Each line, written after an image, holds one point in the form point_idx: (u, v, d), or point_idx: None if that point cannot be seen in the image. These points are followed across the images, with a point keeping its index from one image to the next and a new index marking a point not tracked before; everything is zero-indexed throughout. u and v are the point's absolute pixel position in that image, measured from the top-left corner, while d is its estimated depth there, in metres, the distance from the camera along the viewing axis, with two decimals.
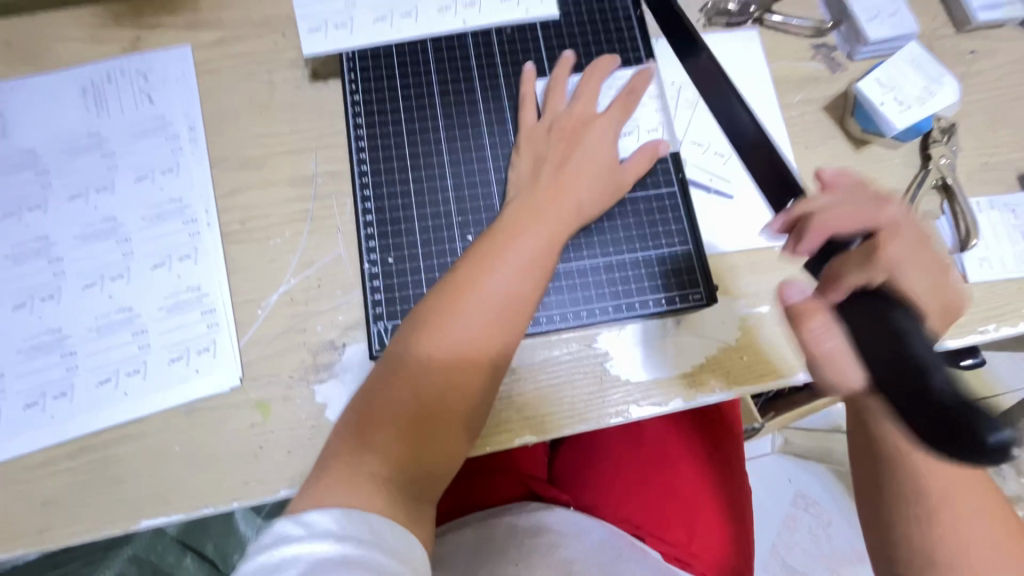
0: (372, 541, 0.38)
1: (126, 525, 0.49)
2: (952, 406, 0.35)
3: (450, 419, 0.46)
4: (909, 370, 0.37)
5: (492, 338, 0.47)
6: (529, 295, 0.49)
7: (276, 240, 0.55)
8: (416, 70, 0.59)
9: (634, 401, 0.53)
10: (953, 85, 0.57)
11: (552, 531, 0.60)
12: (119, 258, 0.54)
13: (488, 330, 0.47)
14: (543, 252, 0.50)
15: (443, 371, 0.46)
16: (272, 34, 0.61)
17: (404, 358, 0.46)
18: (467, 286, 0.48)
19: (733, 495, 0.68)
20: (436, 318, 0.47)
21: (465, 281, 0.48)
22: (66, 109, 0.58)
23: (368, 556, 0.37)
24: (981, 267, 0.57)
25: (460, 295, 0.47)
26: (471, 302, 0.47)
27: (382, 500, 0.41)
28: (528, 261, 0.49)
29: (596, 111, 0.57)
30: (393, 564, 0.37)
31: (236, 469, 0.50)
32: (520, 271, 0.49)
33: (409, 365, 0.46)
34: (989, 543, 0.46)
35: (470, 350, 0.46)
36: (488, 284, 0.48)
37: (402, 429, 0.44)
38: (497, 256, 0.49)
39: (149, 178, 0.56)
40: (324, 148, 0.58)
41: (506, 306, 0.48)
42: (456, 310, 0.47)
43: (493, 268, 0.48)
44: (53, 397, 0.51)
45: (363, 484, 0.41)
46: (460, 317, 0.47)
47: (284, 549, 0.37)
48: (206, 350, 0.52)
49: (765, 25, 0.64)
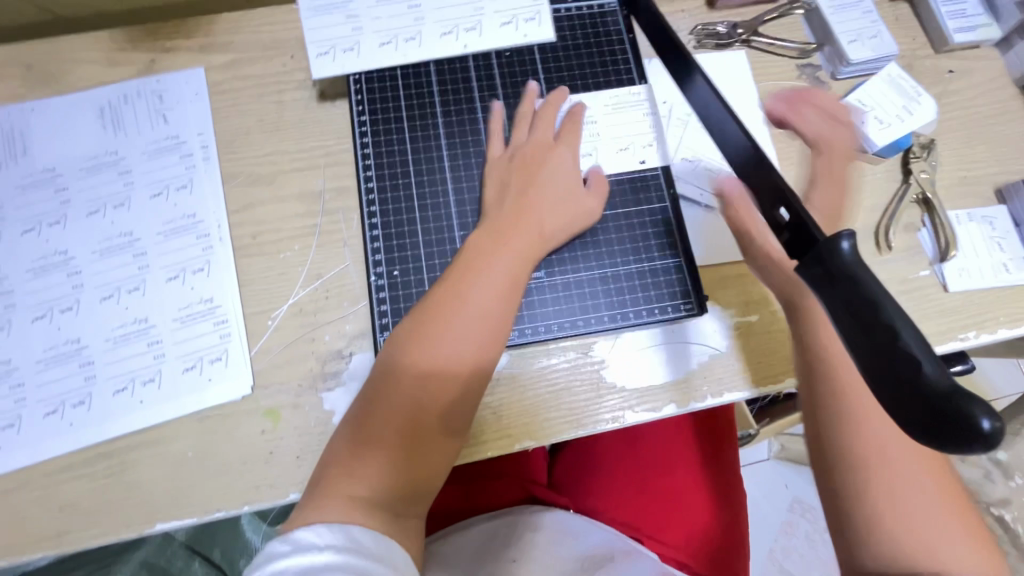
0: (357, 550, 0.40)
1: (142, 528, 0.51)
2: (947, 392, 0.27)
3: (428, 435, 0.48)
4: (883, 344, 0.29)
5: (466, 357, 0.49)
6: (500, 314, 0.51)
7: (286, 253, 0.58)
8: (420, 91, 0.61)
9: (629, 407, 0.55)
10: (930, 103, 0.62)
11: (548, 530, 0.63)
12: (134, 271, 0.57)
13: (461, 351, 0.49)
14: (513, 274, 0.52)
15: (414, 391, 0.48)
16: (281, 56, 0.63)
17: (378, 381, 0.49)
18: (439, 311, 0.50)
19: (730, 501, 0.70)
20: (411, 342, 0.49)
21: (438, 306, 0.50)
22: (85, 129, 0.60)
23: (352, 562, 0.39)
24: (961, 277, 0.60)
25: (433, 319, 0.50)
26: (445, 325, 0.50)
27: (359, 514, 0.44)
28: (499, 282, 0.51)
29: (552, 137, 0.59)
30: (375, 566, 0.40)
31: (248, 474, 0.52)
32: (492, 293, 0.51)
33: (382, 386, 0.49)
34: (933, 515, 0.47)
35: (440, 368, 0.49)
36: (459, 308, 0.50)
37: (383, 449, 0.47)
38: (468, 281, 0.51)
39: (163, 195, 0.59)
40: (332, 166, 0.60)
41: (473, 327, 0.50)
42: (430, 334, 0.49)
43: (466, 292, 0.51)
44: (71, 406, 0.53)
45: (348, 502, 0.44)
46: (434, 339, 0.49)
47: (275, 564, 0.39)
48: (218, 359, 0.55)
49: (752, 46, 0.67)
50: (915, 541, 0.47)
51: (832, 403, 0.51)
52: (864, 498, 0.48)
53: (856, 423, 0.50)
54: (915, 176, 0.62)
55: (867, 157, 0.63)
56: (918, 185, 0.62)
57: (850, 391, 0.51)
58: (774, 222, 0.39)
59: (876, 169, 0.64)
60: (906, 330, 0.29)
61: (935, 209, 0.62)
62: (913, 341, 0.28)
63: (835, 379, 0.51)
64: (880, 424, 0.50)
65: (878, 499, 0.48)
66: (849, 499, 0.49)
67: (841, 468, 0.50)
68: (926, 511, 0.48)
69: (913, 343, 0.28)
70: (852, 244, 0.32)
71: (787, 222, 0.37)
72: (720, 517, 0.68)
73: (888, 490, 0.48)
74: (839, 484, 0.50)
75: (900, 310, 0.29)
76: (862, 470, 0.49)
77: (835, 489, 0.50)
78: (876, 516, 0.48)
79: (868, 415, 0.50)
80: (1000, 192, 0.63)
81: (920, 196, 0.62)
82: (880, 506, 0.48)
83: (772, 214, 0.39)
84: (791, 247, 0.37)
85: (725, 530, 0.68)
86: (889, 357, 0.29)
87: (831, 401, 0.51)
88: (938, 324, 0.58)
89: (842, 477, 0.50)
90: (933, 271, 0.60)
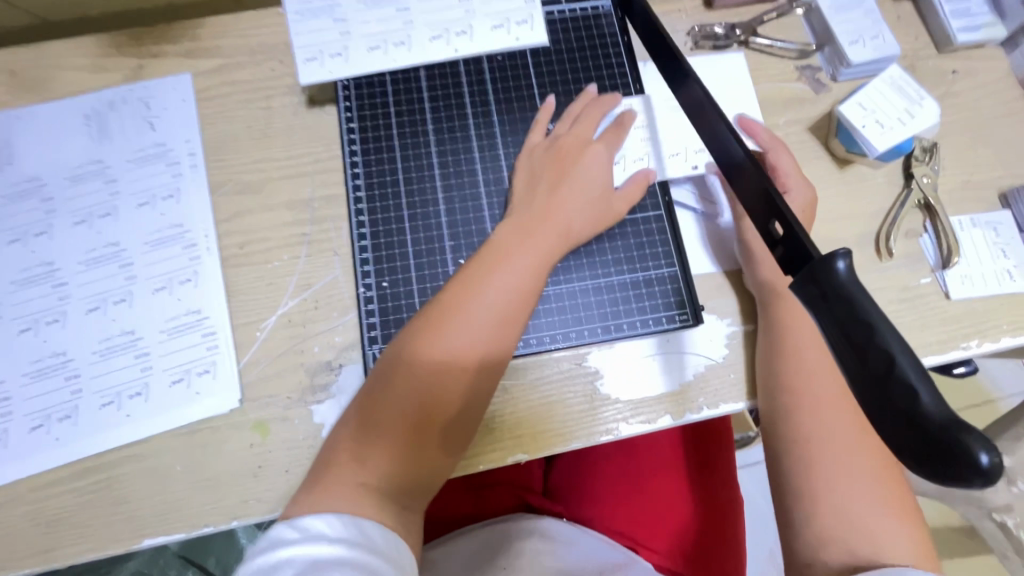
0: (367, 545, 0.39)
1: (129, 544, 0.50)
2: (942, 424, 0.26)
3: (443, 430, 0.46)
4: (876, 372, 0.28)
5: (488, 348, 0.48)
6: (523, 306, 0.50)
7: (275, 263, 0.57)
8: (410, 98, 0.61)
9: (623, 418, 0.54)
10: (933, 108, 0.58)
11: (541, 539, 0.61)
12: (121, 282, 0.56)
13: (485, 340, 0.48)
14: (537, 266, 0.51)
15: (435, 379, 0.46)
16: (269, 61, 0.62)
17: (397, 365, 0.46)
18: (465, 293, 0.49)
19: (730, 513, 0.67)
20: (435, 324, 0.48)
21: (465, 289, 0.49)
22: (70, 137, 0.59)
23: (361, 558, 0.37)
24: (963, 285, 0.58)
25: (459, 302, 0.48)
26: (471, 309, 0.48)
27: (370, 508, 0.42)
28: (524, 272, 0.50)
29: (592, 136, 0.58)
30: (385, 564, 0.38)
31: (236, 488, 0.51)
32: (518, 282, 0.50)
33: (403, 371, 0.46)
34: (875, 529, 0.46)
35: (463, 358, 0.47)
36: (486, 293, 0.49)
37: (399, 438, 0.45)
38: (493, 267, 0.50)
39: (150, 204, 0.58)
40: (321, 173, 0.59)
41: (501, 318, 0.49)
42: (456, 317, 0.48)
43: (492, 276, 0.50)
44: (58, 419, 0.52)
45: (355, 492, 0.42)
46: (459, 324, 0.48)
47: (280, 551, 0.37)
48: (206, 372, 0.54)
49: (750, 47, 0.66)
50: (847, 536, 0.46)
51: (775, 398, 0.52)
52: (801, 490, 0.49)
53: (798, 418, 0.50)
54: (917, 181, 0.61)
55: (868, 161, 0.61)
56: (920, 190, 0.61)
57: (814, 399, 0.51)
58: (768, 235, 0.38)
59: (877, 173, 0.62)
60: (902, 360, 0.28)
61: (936, 215, 0.60)
62: (909, 370, 0.27)
63: (782, 374, 0.52)
64: (822, 419, 0.50)
65: (814, 492, 0.48)
66: (788, 492, 0.50)
67: (781, 462, 0.51)
68: (864, 508, 0.47)
69: (909, 373, 0.27)
70: (847, 264, 0.30)
71: (781, 236, 0.36)
72: (717, 526, 0.66)
73: (824, 485, 0.48)
74: (778, 477, 0.51)
75: (897, 337, 0.28)
76: (800, 463, 0.49)
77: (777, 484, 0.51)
78: (809, 510, 0.48)
79: (810, 410, 0.50)
80: (1004, 196, 0.62)
81: (922, 201, 0.61)
82: (815, 500, 0.48)
83: (766, 227, 0.38)
84: (787, 262, 0.35)
85: (723, 540, 0.65)
86: (885, 387, 0.28)
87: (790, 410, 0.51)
88: (938, 332, 0.57)
89: (781, 470, 0.51)
90: (934, 278, 0.59)
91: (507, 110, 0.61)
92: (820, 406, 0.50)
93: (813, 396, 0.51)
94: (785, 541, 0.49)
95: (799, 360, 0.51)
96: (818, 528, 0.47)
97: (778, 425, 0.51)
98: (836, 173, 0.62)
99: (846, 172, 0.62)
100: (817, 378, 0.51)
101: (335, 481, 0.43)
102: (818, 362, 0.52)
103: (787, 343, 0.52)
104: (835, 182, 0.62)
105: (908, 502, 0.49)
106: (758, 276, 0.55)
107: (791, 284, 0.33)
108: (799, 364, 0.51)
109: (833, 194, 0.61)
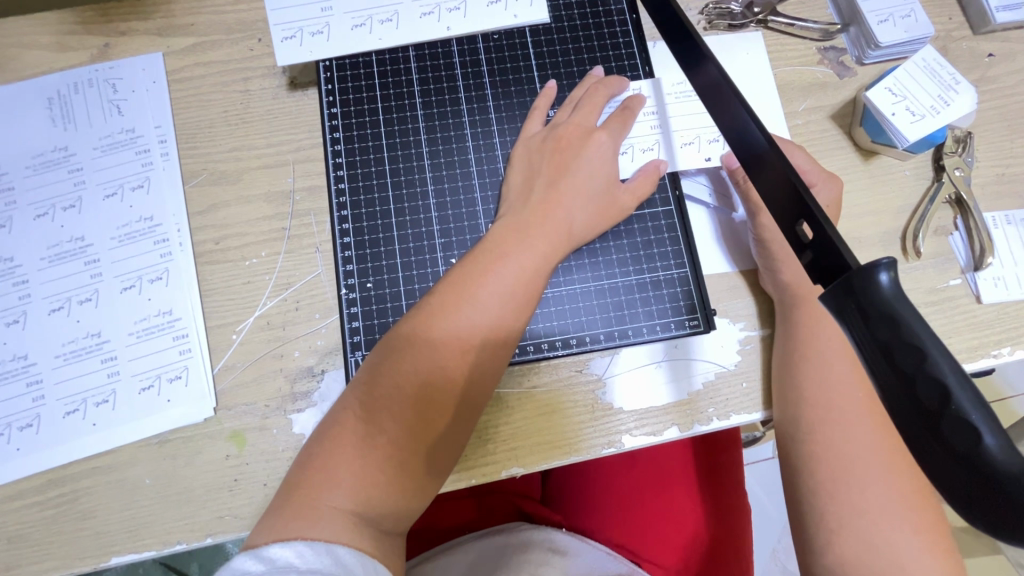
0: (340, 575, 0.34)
1: (96, 562, 0.47)
2: (1011, 473, 0.22)
3: (432, 442, 0.42)
4: (932, 407, 0.23)
5: (480, 356, 0.44)
6: (522, 307, 0.46)
7: (253, 260, 0.53)
8: (398, 80, 0.56)
9: (628, 430, 0.50)
10: (969, 93, 0.54)
11: (542, 546, 0.58)
12: (86, 281, 0.52)
13: (481, 343, 0.44)
14: (538, 264, 0.47)
15: (420, 389, 0.42)
16: (247, 40, 0.57)
17: (380, 372, 0.43)
18: (460, 291, 0.45)
19: (737, 526, 0.64)
20: (428, 325, 0.44)
21: (460, 285, 0.45)
22: (31, 122, 0.55)
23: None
24: (996, 287, 0.54)
25: (452, 301, 0.44)
26: (466, 309, 0.44)
27: (350, 530, 0.38)
28: (525, 269, 0.46)
29: (596, 124, 0.53)
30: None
31: (210, 503, 0.48)
32: (517, 280, 0.46)
33: (385, 380, 0.42)
34: (912, 558, 0.42)
35: (451, 368, 0.43)
36: (483, 291, 0.45)
37: (384, 451, 0.41)
38: (491, 264, 0.46)
39: (118, 195, 0.54)
40: (302, 162, 0.55)
41: (493, 323, 0.45)
42: (450, 317, 0.44)
43: (490, 273, 0.45)
44: (19, 428, 0.49)
45: (336, 513, 0.38)
46: (454, 325, 0.44)
47: None
48: (177, 378, 0.50)
49: (769, 28, 0.60)
50: (877, 563, 0.42)
51: (796, 411, 0.48)
52: (822, 512, 0.45)
53: (820, 433, 0.47)
54: (948, 173, 0.56)
55: (895, 152, 0.57)
56: (952, 183, 0.56)
57: (838, 413, 0.47)
58: (793, 238, 0.33)
59: (904, 165, 0.57)
60: (961, 392, 0.23)
61: (968, 211, 0.56)
62: (969, 406, 0.23)
63: (803, 385, 0.48)
64: (848, 436, 0.46)
65: (837, 515, 0.44)
66: (808, 514, 0.46)
67: (801, 480, 0.47)
68: (892, 532, 0.43)
69: (972, 410, 0.23)
70: (892, 276, 0.25)
71: (810, 239, 0.31)
72: (726, 540, 0.63)
73: (848, 506, 0.44)
74: (797, 496, 0.47)
75: (952, 363, 0.23)
76: (823, 483, 0.45)
77: (795, 503, 0.47)
78: (833, 533, 0.44)
79: (835, 425, 0.46)
80: None
81: (953, 196, 0.56)
82: (838, 523, 0.44)
83: (791, 230, 0.33)
84: (815, 269, 0.30)
85: (731, 556, 0.62)
86: (935, 424, 0.23)
87: (813, 425, 0.47)
88: (968, 339, 0.53)
89: (801, 490, 0.47)
90: (964, 280, 0.54)
91: (503, 94, 0.56)
92: (846, 421, 0.46)
93: (837, 408, 0.47)
94: (807, 567, 0.46)
95: (823, 370, 0.48)
96: (841, 553, 0.43)
97: (799, 441, 0.47)
98: (860, 165, 0.57)
99: (871, 164, 0.57)
100: (843, 391, 0.47)
101: (311, 500, 0.38)
102: (844, 373, 0.48)
103: (810, 351, 0.48)
104: (859, 174, 0.57)
105: (941, 525, 0.44)
106: (778, 279, 0.51)
107: (820, 294, 0.27)
108: (823, 375, 0.48)
109: (857, 187, 0.57)
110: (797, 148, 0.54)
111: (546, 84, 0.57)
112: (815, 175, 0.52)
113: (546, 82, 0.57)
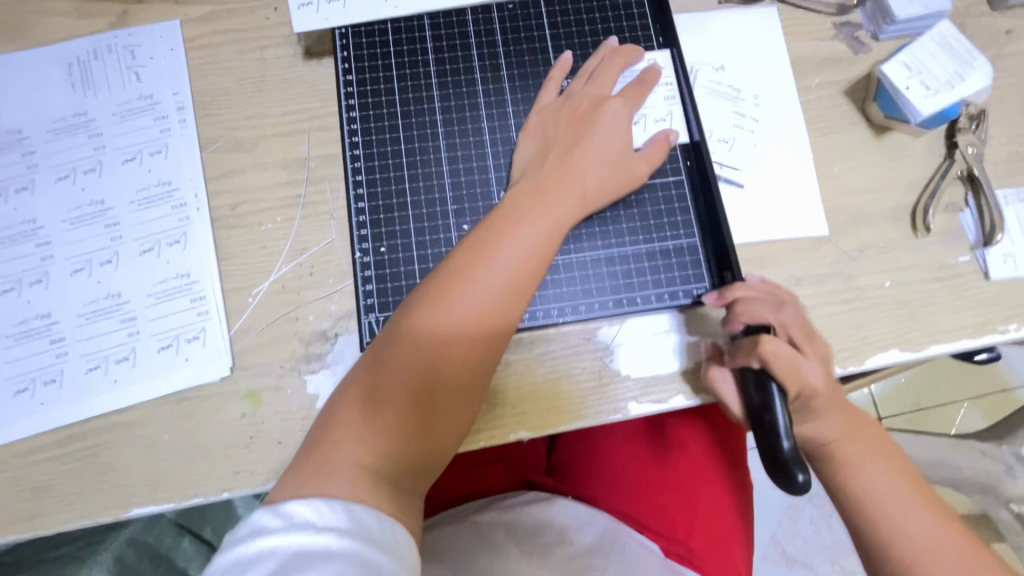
0: (357, 532, 0.36)
1: (117, 513, 0.48)
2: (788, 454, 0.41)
3: (447, 403, 0.43)
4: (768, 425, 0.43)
5: (493, 319, 0.45)
6: (537, 272, 0.47)
7: (268, 226, 0.54)
8: (412, 48, 0.56)
9: (634, 397, 0.51)
10: (984, 69, 0.53)
11: (554, 527, 0.59)
12: (107, 242, 0.53)
13: (499, 306, 0.45)
14: (552, 231, 0.48)
15: (437, 350, 0.43)
16: (263, 8, 0.58)
17: (400, 332, 0.44)
18: (478, 256, 0.45)
19: (736, 495, 0.66)
20: (447, 289, 0.44)
21: (478, 251, 0.46)
22: (53, 87, 0.56)
23: (350, 547, 0.34)
24: (1005, 264, 0.54)
25: (470, 264, 0.45)
26: (483, 273, 0.45)
27: (364, 486, 0.39)
28: (541, 235, 0.47)
29: (610, 93, 0.54)
30: (377, 554, 0.35)
31: (227, 458, 0.49)
32: (533, 245, 0.47)
33: (404, 342, 0.43)
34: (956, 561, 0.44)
35: (467, 329, 0.44)
36: (499, 256, 0.45)
37: (400, 409, 0.42)
38: (506, 230, 0.47)
39: (136, 160, 0.55)
40: (318, 130, 0.55)
41: (508, 286, 0.45)
42: (470, 281, 0.45)
43: (506, 238, 0.46)
44: (42, 384, 0.51)
45: (351, 466, 0.39)
46: (472, 289, 0.44)
47: (261, 542, 0.34)
48: (195, 338, 0.51)
49: (784, 2, 0.60)
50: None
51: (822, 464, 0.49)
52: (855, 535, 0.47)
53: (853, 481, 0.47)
54: (961, 151, 0.56)
55: (908, 128, 0.56)
56: (964, 160, 0.56)
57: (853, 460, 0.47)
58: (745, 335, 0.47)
59: (917, 142, 0.57)
60: (778, 409, 0.43)
61: (980, 188, 0.56)
62: (779, 417, 0.43)
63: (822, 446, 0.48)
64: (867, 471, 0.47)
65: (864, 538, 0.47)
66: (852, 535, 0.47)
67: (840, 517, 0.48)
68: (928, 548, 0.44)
69: (780, 417, 0.43)
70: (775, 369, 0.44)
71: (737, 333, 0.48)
72: (724, 509, 0.64)
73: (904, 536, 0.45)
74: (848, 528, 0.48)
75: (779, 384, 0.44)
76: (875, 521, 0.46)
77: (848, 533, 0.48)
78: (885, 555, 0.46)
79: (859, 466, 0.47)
80: None
81: (965, 172, 0.56)
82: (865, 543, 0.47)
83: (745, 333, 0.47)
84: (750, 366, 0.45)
85: (730, 523, 0.64)
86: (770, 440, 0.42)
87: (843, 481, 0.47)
88: (976, 312, 0.54)
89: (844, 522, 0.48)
90: (974, 257, 0.55)
91: (517, 63, 0.57)
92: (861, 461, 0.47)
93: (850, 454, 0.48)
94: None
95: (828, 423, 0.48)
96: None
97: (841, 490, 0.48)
98: (872, 141, 0.57)
99: (884, 140, 0.57)
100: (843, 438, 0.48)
101: (331, 455, 0.40)
102: (843, 424, 0.48)
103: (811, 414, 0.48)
104: (871, 150, 0.57)
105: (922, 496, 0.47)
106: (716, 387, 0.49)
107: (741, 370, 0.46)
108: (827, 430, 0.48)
109: (867, 164, 0.57)
110: (769, 299, 0.48)
111: (562, 55, 0.57)
112: (787, 321, 0.47)
113: (562, 52, 0.57)
